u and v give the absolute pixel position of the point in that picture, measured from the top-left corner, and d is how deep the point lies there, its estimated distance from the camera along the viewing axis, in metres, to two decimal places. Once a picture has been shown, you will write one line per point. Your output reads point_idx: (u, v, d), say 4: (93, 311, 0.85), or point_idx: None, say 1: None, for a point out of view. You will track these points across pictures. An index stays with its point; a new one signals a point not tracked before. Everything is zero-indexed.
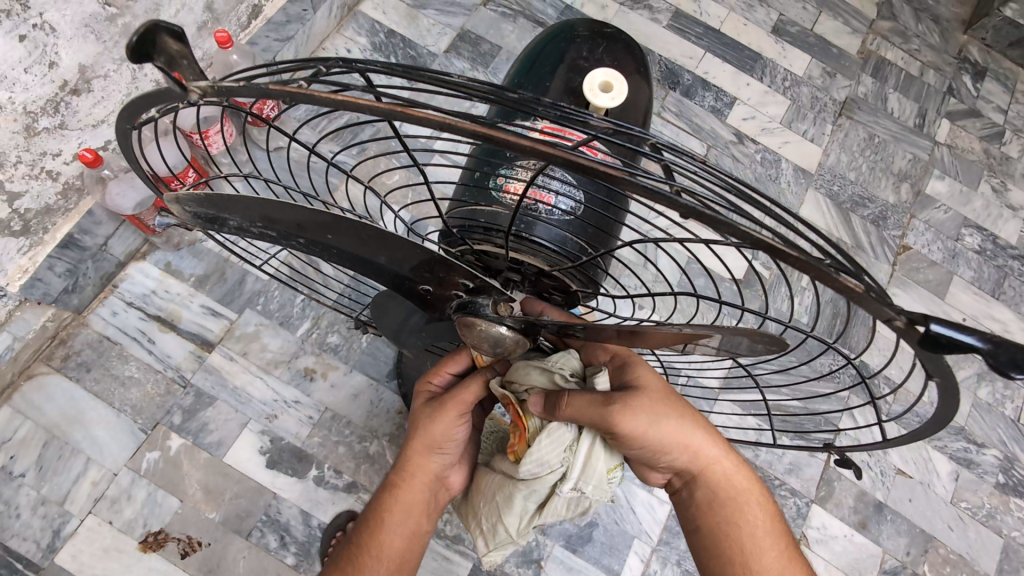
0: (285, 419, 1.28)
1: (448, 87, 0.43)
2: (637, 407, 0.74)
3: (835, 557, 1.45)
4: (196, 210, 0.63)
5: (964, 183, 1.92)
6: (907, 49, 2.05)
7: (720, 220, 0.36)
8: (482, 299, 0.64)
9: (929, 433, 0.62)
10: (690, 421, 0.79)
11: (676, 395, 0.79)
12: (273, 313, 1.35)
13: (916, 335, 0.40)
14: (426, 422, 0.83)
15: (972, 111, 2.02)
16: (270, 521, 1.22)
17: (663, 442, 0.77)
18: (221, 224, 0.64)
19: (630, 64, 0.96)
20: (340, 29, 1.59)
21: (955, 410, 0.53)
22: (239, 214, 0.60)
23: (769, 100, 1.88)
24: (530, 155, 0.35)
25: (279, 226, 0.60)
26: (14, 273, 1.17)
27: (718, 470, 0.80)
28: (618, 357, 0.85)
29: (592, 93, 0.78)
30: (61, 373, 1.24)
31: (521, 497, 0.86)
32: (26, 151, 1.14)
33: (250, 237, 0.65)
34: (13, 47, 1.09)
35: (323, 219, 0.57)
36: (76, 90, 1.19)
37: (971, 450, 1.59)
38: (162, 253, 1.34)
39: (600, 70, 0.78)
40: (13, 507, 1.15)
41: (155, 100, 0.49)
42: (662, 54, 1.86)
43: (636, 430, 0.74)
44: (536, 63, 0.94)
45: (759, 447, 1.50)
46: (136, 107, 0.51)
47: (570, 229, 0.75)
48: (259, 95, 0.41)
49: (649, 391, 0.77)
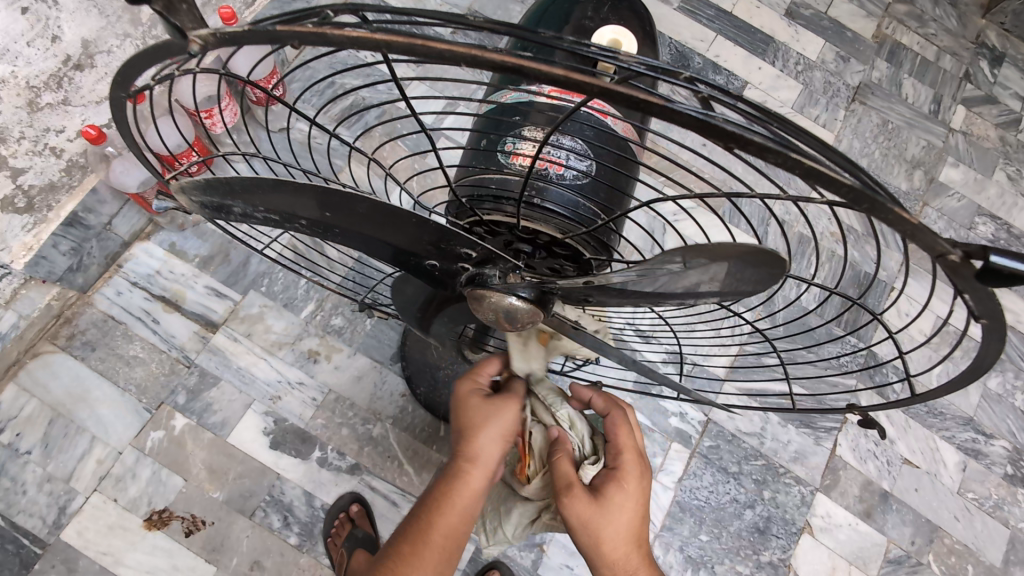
0: (288, 400, 1.28)
1: (465, 25, 0.40)
2: (585, 511, 0.78)
3: (839, 546, 1.44)
4: (201, 197, 0.61)
5: (978, 171, 1.88)
6: (924, 34, 2.00)
7: (766, 147, 0.35)
8: (489, 270, 0.65)
9: (960, 386, 0.62)
10: (632, 553, 0.80)
11: (632, 527, 0.80)
12: (277, 294, 1.34)
13: (972, 270, 0.41)
14: (491, 412, 0.82)
15: (988, 97, 1.97)
16: (273, 501, 1.23)
17: (595, 549, 0.79)
18: (227, 211, 0.63)
19: (635, 24, 0.93)
20: None
21: (999, 351, 0.52)
22: (241, 199, 0.59)
23: (780, 84, 1.84)
24: (559, 83, 0.34)
25: (282, 209, 0.59)
26: (18, 250, 1.18)
27: None
28: (617, 467, 0.83)
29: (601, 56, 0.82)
30: (66, 352, 1.24)
31: (517, 511, 1.03)
32: (29, 126, 1.19)
33: (254, 223, 0.64)
34: (18, 20, 1.21)
35: (337, 200, 0.56)
36: (80, 65, 1.22)
37: (979, 441, 1.58)
38: (166, 234, 1.33)
39: (608, 28, 0.83)
40: (19, 483, 1.16)
41: (150, 56, 0.46)
42: (672, 37, 1.83)
43: (566, 520, 0.79)
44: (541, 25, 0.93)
45: (764, 435, 1.48)
46: (131, 71, 0.49)
47: (582, 192, 0.72)
48: (266, 39, 0.38)
49: (609, 507, 0.78)
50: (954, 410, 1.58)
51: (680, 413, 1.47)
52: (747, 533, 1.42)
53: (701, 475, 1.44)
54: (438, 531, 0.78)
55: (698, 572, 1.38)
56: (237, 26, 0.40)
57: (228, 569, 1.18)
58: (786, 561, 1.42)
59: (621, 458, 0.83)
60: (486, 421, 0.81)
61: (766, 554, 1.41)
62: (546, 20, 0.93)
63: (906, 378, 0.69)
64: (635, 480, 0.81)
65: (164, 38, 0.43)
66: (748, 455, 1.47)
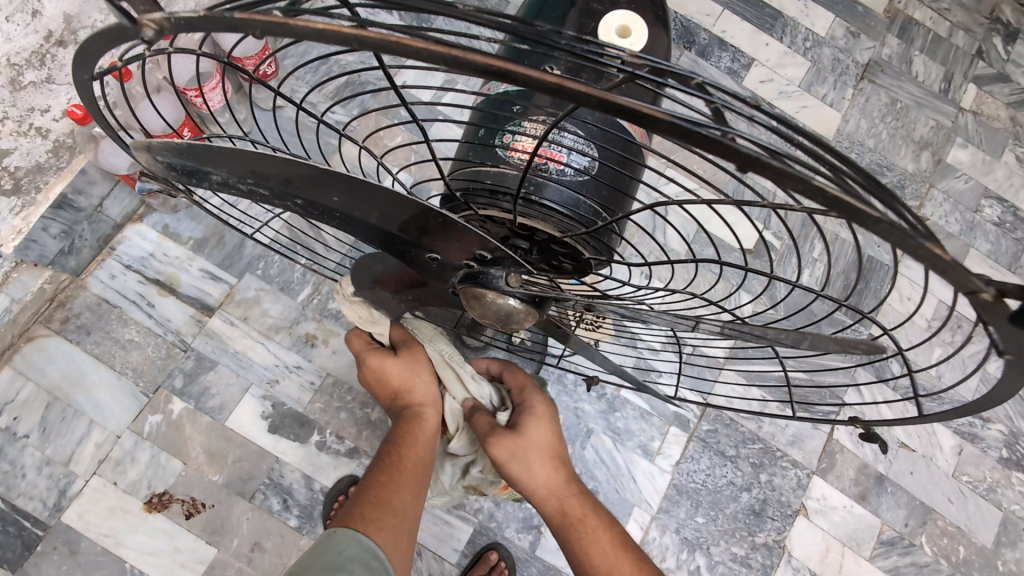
0: (286, 384, 1.28)
1: (456, 17, 0.37)
2: (507, 447, 0.95)
3: (834, 528, 1.46)
4: (177, 161, 0.58)
5: (987, 152, 1.85)
6: (937, 8, 1.95)
7: (789, 172, 0.32)
8: (494, 270, 0.64)
9: (978, 410, 0.61)
10: (549, 466, 0.96)
11: (549, 445, 0.97)
12: (273, 278, 1.32)
13: (1005, 308, 0.40)
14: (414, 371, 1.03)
15: (1000, 75, 1.93)
16: (272, 484, 1.23)
17: (522, 474, 0.95)
18: (203, 176, 0.60)
19: (649, 8, 0.88)
20: None
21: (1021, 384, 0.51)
22: (225, 167, 0.56)
23: (788, 62, 1.80)
24: (559, 93, 0.31)
25: (270, 182, 0.57)
26: (7, 235, 1.15)
27: (564, 499, 0.94)
28: (523, 403, 1.04)
29: (608, 40, 0.78)
30: (61, 336, 1.23)
31: (450, 466, 1.19)
32: (13, 106, 1.15)
33: (235, 194, 0.61)
34: None
35: (332, 180, 0.54)
36: (62, 41, 1.19)
37: (976, 425, 1.59)
38: (159, 215, 1.30)
39: (617, 13, 0.78)
40: (19, 467, 1.16)
41: (118, 35, 0.42)
42: (678, 12, 1.78)
43: (497, 458, 0.96)
44: (547, 7, 0.90)
45: (763, 419, 1.49)
46: (103, 45, 0.45)
47: (583, 189, 0.70)
48: (229, 27, 0.36)
49: (526, 438, 0.96)
50: None
51: None
52: (742, 516, 1.43)
53: (698, 458, 1.44)
54: (405, 462, 0.94)
55: (693, 553, 1.40)
56: (195, 11, 0.37)
57: (229, 551, 1.19)
58: (781, 543, 1.43)
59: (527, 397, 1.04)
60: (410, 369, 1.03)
61: (761, 536, 1.43)
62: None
63: (915, 395, 0.67)
64: (541, 409, 1.02)
65: (117, 20, 0.40)
66: (746, 439, 1.47)
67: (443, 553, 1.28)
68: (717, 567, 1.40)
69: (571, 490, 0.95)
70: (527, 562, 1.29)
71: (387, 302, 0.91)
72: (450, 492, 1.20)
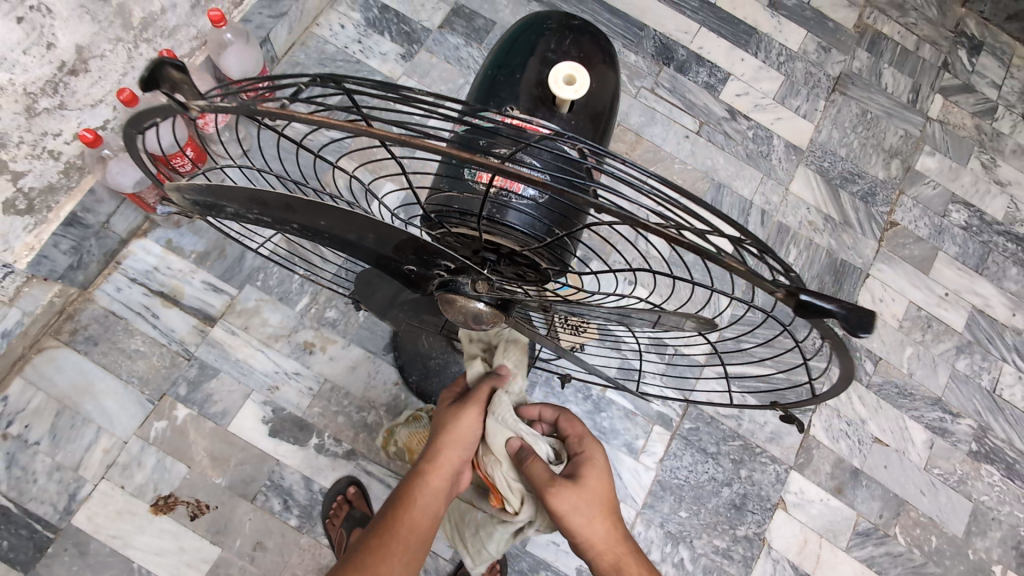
0: (285, 390, 1.34)
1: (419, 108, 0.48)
2: (570, 499, 0.88)
3: (811, 520, 1.53)
4: (197, 197, 0.65)
5: (953, 159, 1.94)
6: (904, 23, 2.04)
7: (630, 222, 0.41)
8: (462, 278, 0.71)
9: (840, 391, 0.67)
10: (606, 521, 0.89)
11: (607, 498, 0.91)
12: (272, 288, 1.39)
13: (791, 302, 0.47)
14: (452, 419, 0.96)
15: (966, 86, 2.02)
16: (273, 486, 1.29)
17: (580, 529, 0.87)
18: (219, 210, 0.67)
19: (596, 55, 0.99)
20: (333, 5, 1.68)
21: (850, 361, 0.58)
22: (236, 201, 0.63)
23: (762, 76, 1.88)
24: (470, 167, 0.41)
25: (275, 213, 0.64)
26: (21, 250, 1.16)
27: (618, 557, 0.88)
28: (582, 452, 0.98)
29: (556, 88, 0.78)
30: (70, 346, 1.29)
31: (500, 530, 1.10)
32: (27, 132, 1.11)
33: (247, 223, 0.68)
34: (12, 29, 1.06)
35: (328, 210, 0.61)
36: (75, 70, 1.15)
37: (946, 420, 1.67)
38: (163, 231, 1.37)
39: (564, 63, 0.78)
40: (30, 472, 1.22)
41: (159, 111, 0.54)
42: (657, 30, 1.86)
43: (556, 511, 0.88)
44: (511, 53, 0.98)
45: (742, 417, 1.56)
46: (143, 117, 0.56)
47: (537, 213, 0.80)
48: (245, 113, 0.47)
49: (586, 489, 0.90)
50: (922, 391, 1.68)
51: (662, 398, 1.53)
52: (724, 510, 1.50)
53: (681, 455, 1.51)
54: (404, 524, 0.87)
55: (677, 546, 1.46)
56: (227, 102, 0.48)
57: (232, 550, 1.24)
58: (761, 535, 1.50)
59: (583, 446, 0.98)
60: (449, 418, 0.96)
61: (742, 529, 1.49)
62: (517, 46, 0.98)
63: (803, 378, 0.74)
64: (598, 461, 0.95)
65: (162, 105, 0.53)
66: (727, 436, 1.54)
67: (438, 550, 1.33)
68: (700, 560, 1.46)
69: (628, 549, 0.90)
70: (518, 557, 1.35)
71: (381, 313, 0.98)
72: (497, 557, 1.13)
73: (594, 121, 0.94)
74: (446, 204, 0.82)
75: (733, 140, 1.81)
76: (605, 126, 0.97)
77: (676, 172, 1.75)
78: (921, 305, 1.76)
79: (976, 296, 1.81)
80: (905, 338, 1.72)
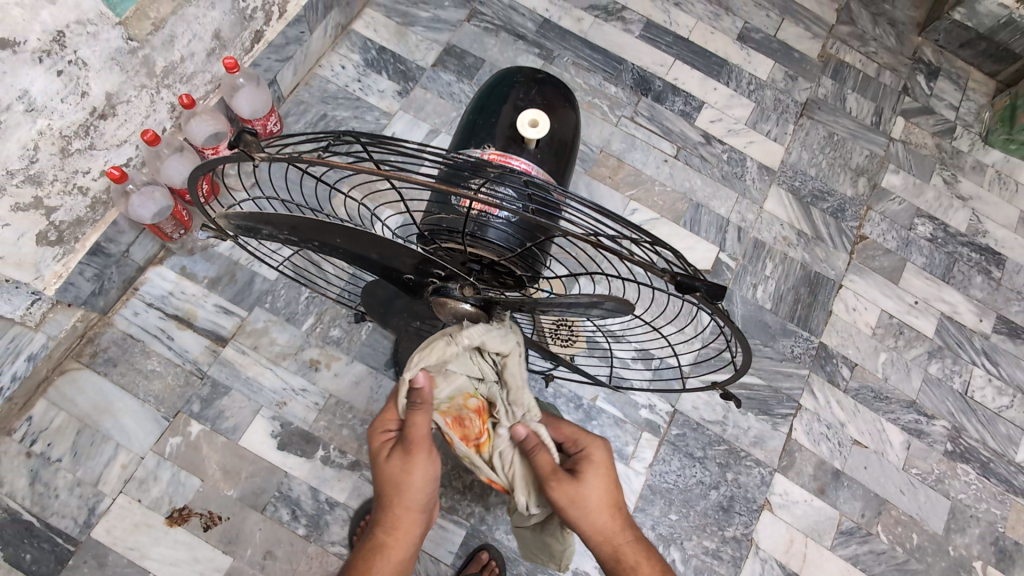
0: (293, 405, 1.42)
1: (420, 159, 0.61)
2: (569, 491, 0.91)
3: (796, 521, 1.60)
4: (239, 222, 0.75)
5: (917, 176, 2.06)
6: (865, 52, 2.20)
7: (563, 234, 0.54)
8: (451, 285, 0.81)
9: (746, 364, 0.79)
10: (605, 514, 0.93)
11: (608, 492, 0.94)
12: (280, 309, 1.48)
13: (673, 281, 0.60)
14: (400, 473, 0.89)
15: (925, 108, 2.17)
16: (282, 496, 1.36)
17: (580, 519, 0.92)
18: (256, 231, 0.77)
19: (559, 100, 1.12)
20: (334, 47, 1.82)
21: (741, 334, 0.71)
22: (271, 224, 0.73)
23: (734, 103, 2.02)
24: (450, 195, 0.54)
25: (303, 233, 0.73)
26: (49, 278, 1.25)
27: (615, 547, 0.93)
28: (582, 449, 0.98)
29: (522, 130, 0.91)
30: (90, 368, 1.38)
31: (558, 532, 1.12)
32: (61, 171, 1.18)
33: (278, 242, 0.78)
34: (52, 82, 1.09)
35: (349, 231, 0.71)
36: (105, 114, 1.21)
37: (921, 422, 1.76)
38: (177, 258, 1.47)
39: (528, 109, 0.91)
40: (52, 488, 1.29)
41: (220, 159, 0.64)
42: (635, 63, 2.01)
43: (556, 503, 0.92)
44: (486, 103, 1.10)
45: (726, 422, 1.64)
46: (206, 163, 0.66)
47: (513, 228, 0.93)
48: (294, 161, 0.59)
49: (585, 483, 0.93)
50: (897, 395, 1.77)
51: (649, 405, 1.62)
52: (712, 512, 1.57)
53: (669, 460, 1.59)
54: None
55: (668, 548, 1.53)
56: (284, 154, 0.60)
57: (243, 559, 1.31)
58: (749, 536, 1.57)
59: (583, 442, 0.99)
60: (397, 473, 0.89)
61: (730, 530, 1.56)
62: (491, 97, 1.11)
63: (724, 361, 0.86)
64: (599, 457, 0.97)
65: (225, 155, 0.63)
66: (712, 440, 1.62)
67: (439, 556, 1.40)
68: (692, 560, 1.53)
69: (627, 538, 0.94)
70: (516, 561, 1.42)
71: (387, 319, 1.07)
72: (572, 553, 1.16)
73: (558, 154, 1.07)
74: (436, 224, 0.94)
75: (709, 163, 1.93)
76: (568, 158, 1.10)
77: (656, 194, 1.87)
78: (892, 313, 1.87)
79: (944, 303, 1.91)
80: (878, 344, 1.82)
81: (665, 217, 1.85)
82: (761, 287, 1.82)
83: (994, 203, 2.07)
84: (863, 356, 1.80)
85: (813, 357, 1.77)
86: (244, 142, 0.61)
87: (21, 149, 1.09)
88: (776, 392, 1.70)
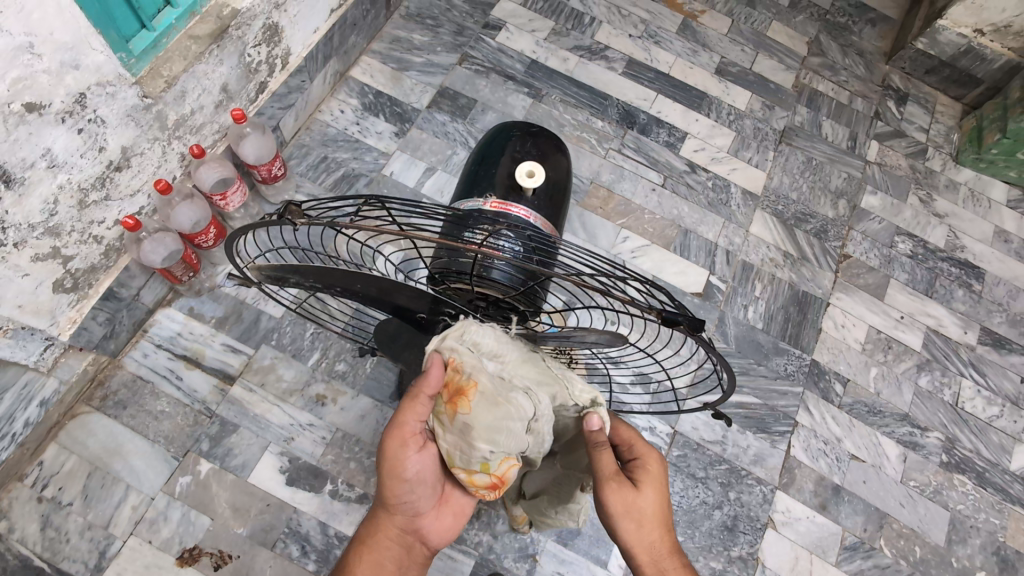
0: (301, 440, 1.45)
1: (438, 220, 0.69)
2: (624, 495, 0.94)
3: (800, 538, 1.62)
4: (269, 272, 0.80)
5: (894, 196, 2.15)
6: (836, 81, 2.32)
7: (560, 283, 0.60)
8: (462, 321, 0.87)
9: (733, 386, 0.83)
10: (653, 528, 0.95)
11: (660, 508, 0.96)
12: (286, 346, 1.52)
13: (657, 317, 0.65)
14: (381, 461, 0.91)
15: (897, 132, 2.28)
16: (291, 532, 1.37)
17: (627, 527, 0.94)
18: (284, 281, 0.82)
19: (553, 149, 1.20)
20: (333, 93, 1.91)
21: (725, 361, 0.76)
22: (301, 274, 0.78)
23: (716, 133, 2.12)
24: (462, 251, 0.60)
25: (328, 279, 0.79)
26: (65, 324, 1.29)
27: (656, 564, 0.94)
28: (638, 461, 1.01)
29: (520, 180, 0.98)
30: (100, 411, 1.40)
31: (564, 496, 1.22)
32: (79, 221, 1.23)
33: (303, 290, 0.83)
34: (73, 140, 1.15)
35: None
36: (120, 167, 1.27)
37: (915, 434, 1.80)
38: (185, 300, 1.52)
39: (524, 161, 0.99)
40: (63, 532, 1.30)
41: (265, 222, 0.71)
42: (620, 99, 2.11)
43: (609, 504, 0.94)
44: (486, 155, 1.17)
45: (726, 441, 1.68)
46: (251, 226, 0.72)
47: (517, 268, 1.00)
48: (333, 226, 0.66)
49: (639, 493, 0.95)
50: (891, 408, 1.82)
51: (649, 428, 1.65)
52: (717, 532, 1.59)
53: (672, 482, 1.62)
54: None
55: None
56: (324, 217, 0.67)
57: None
58: (755, 555, 1.58)
59: (643, 456, 1.01)
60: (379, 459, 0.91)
61: (735, 550, 1.58)
62: (489, 147, 1.19)
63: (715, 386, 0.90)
64: (656, 472, 0.99)
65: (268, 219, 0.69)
66: (713, 460, 1.65)
67: None
68: None
69: (670, 561, 0.95)
70: None
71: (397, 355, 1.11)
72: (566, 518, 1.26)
73: (553, 197, 1.14)
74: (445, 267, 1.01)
75: (695, 190, 2.02)
76: (563, 201, 1.17)
77: (645, 222, 1.94)
78: (879, 328, 1.93)
79: (929, 317, 1.98)
80: (868, 359, 1.87)
81: (656, 243, 1.92)
82: (751, 308, 1.88)
83: (969, 219, 2.16)
84: (854, 372, 1.85)
85: (807, 374, 1.81)
86: (288, 212, 0.67)
87: (43, 203, 1.15)
88: (772, 409, 1.75)
